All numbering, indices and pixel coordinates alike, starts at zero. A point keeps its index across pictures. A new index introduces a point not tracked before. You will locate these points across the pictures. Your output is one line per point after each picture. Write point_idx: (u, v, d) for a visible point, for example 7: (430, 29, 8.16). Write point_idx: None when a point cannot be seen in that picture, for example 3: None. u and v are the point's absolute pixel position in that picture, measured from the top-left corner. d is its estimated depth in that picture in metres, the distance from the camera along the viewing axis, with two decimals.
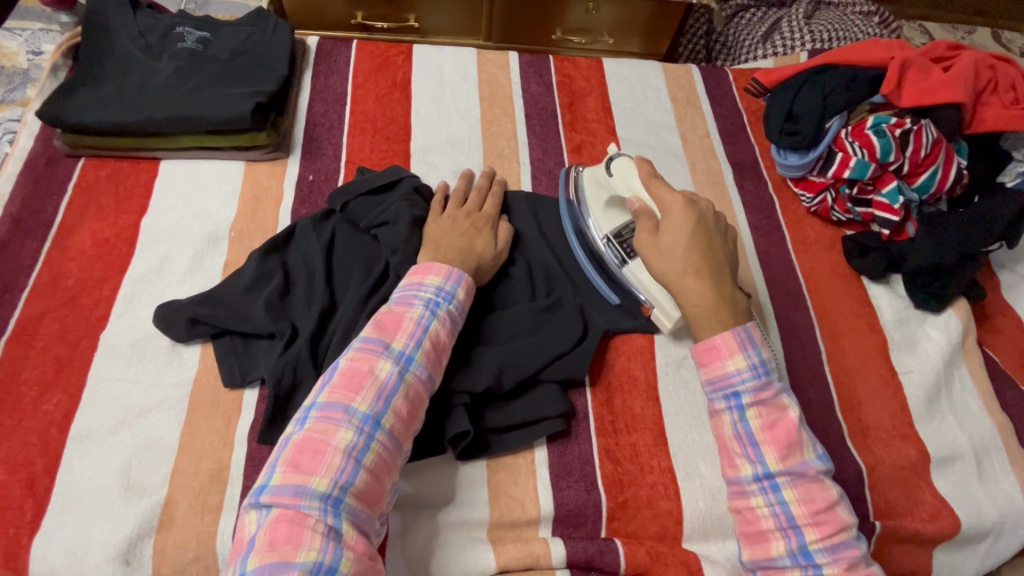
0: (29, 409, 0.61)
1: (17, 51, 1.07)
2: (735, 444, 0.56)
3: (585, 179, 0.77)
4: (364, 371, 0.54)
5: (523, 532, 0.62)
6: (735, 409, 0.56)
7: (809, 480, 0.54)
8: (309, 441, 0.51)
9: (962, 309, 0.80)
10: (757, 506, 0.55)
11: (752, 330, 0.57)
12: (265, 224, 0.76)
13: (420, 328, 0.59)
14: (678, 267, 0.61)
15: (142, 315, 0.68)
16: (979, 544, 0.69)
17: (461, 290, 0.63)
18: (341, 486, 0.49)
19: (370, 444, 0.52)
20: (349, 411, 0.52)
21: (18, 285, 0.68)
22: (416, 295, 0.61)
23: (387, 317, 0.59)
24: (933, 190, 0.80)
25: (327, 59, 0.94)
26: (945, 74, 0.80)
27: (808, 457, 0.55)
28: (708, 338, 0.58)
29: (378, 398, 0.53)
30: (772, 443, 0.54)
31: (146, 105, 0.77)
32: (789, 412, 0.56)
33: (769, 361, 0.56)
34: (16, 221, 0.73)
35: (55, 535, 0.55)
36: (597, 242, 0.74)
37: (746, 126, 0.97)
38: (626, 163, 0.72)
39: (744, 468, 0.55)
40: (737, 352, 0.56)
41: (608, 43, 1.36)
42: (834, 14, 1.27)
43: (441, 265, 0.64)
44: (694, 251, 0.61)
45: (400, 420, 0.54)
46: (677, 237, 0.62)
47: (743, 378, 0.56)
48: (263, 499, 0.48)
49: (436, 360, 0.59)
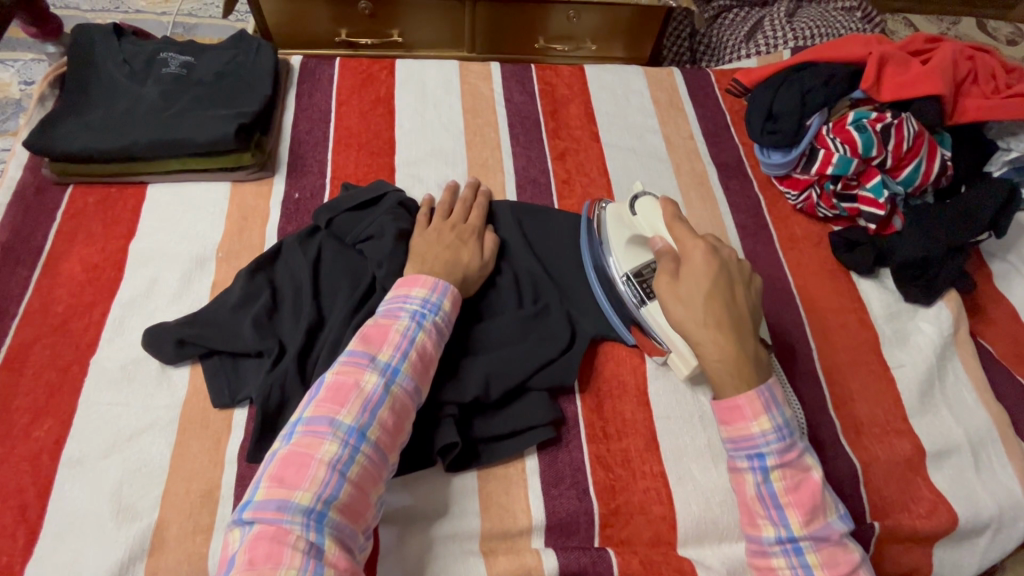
0: (21, 436, 0.61)
1: (10, 82, 1.13)
2: (758, 506, 0.57)
3: (608, 216, 0.75)
4: (350, 384, 0.55)
5: (516, 542, 0.61)
6: (759, 469, 0.57)
7: (832, 543, 0.55)
8: (294, 455, 0.51)
9: (953, 301, 0.79)
10: (779, 568, 0.55)
11: (774, 389, 0.57)
12: (252, 243, 0.77)
13: (406, 339, 0.59)
14: (699, 319, 0.60)
15: (131, 338, 0.68)
16: (979, 538, 0.68)
17: (446, 302, 0.64)
18: (325, 500, 0.49)
19: (356, 457, 0.52)
20: (334, 424, 0.52)
21: (9, 313, 0.69)
22: (402, 307, 0.62)
23: (373, 330, 0.59)
24: (918, 183, 0.80)
25: (311, 78, 0.95)
26: (923, 67, 0.80)
27: (830, 519, 0.56)
28: (731, 397, 0.58)
29: (364, 410, 0.54)
30: (797, 506, 0.55)
31: (131, 130, 0.78)
32: (812, 475, 0.57)
33: (792, 422, 0.57)
34: (6, 250, 0.74)
35: (47, 561, 0.55)
36: (616, 280, 0.72)
37: (730, 126, 0.97)
38: (651, 204, 0.71)
39: (766, 529, 0.56)
40: (761, 413, 0.57)
41: (591, 49, 1.37)
42: (817, 11, 1.28)
43: (427, 277, 0.64)
44: (715, 303, 0.60)
45: (385, 431, 0.54)
46: (698, 286, 0.61)
47: (768, 441, 0.56)
48: (246, 515, 0.48)
49: (423, 372, 0.59)
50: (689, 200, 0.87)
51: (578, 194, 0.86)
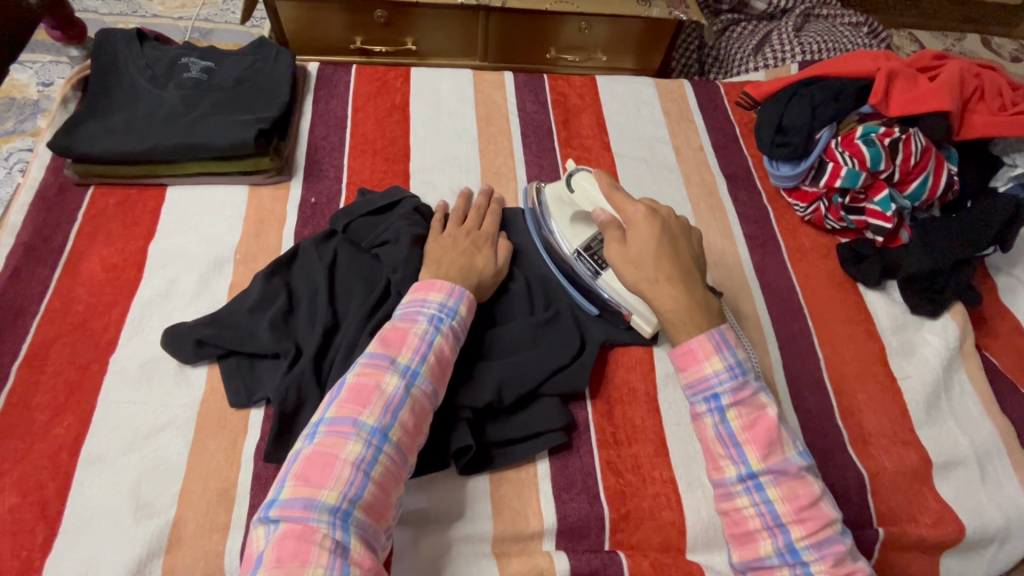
0: (41, 433, 0.62)
1: (29, 83, 1.15)
2: (719, 446, 0.57)
3: (547, 196, 0.79)
4: (371, 386, 0.55)
5: (527, 546, 0.62)
6: (715, 410, 0.57)
7: (791, 477, 0.55)
8: (318, 455, 0.52)
9: (959, 314, 0.80)
10: (743, 506, 0.56)
11: (725, 332, 0.59)
12: (269, 246, 0.78)
13: (424, 343, 0.60)
14: (651, 275, 0.63)
15: (150, 337, 0.69)
16: (984, 550, 0.68)
17: (463, 306, 0.65)
18: (350, 499, 0.50)
19: (378, 457, 0.53)
20: (357, 425, 0.53)
21: (30, 311, 0.70)
22: (420, 311, 0.63)
23: (392, 333, 0.60)
24: (924, 198, 0.81)
25: (327, 85, 0.96)
26: (931, 84, 0.81)
27: (790, 454, 0.56)
28: (685, 342, 0.60)
29: (386, 411, 0.54)
30: (754, 443, 0.56)
31: (153, 133, 0.80)
32: (767, 412, 0.57)
33: (744, 362, 0.58)
34: (28, 250, 0.75)
35: (66, 556, 0.56)
36: (569, 258, 0.75)
37: (739, 138, 0.99)
38: (586, 178, 0.75)
39: (728, 469, 0.57)
40: (713, 354, 0.58)
41: (601, 60, 1.39)
42: (824, 26, 1.30)
43: (443, 282, 0.65)
44: (663, 259, 0.63)
45: (406, 433, 0.55)
46: (645, 246, 0.64)
47: (720, 380, 0.57)
48: (272, 513, 0.49)
49: (441, 375, 0.60)
50: (699, 210, 0.88)
51: None
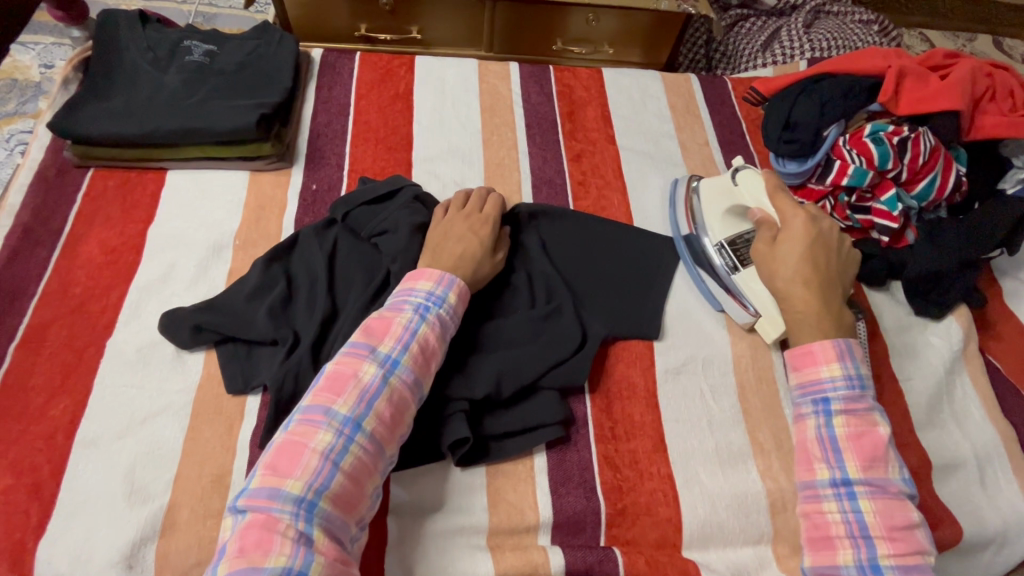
0: (36, 415, 0.62)
1: (31, 65, 1.14)
2: (816, 448, 0.58)
3: (705, 188, 0.83)
4: (348, 374, 0.55)
5: (522, 539, 0.62)
6: (823, 414, 0.59)
7: (889, 496, 0.55)
8: (288, 444, 0.51)
9: (963, 316, 0.80)
10: (829, 512, 0.56)
11: (851, 343, 0.61)
12: (269, 232, 0.78)
13: (407, 332, 0.59)
14: (788, 275, 0.65)
15: (148, 322, 0.69)
16: (983, 553, 0.68)
17: (452, 295, 0.64)
18: (315, 489, 0.49)
19: (349, 447, 0.52)
20: (330, 414, 0.53)
21: (27, 293, 0.70)
22: (406, 300, 0.62)
23: (376, 322, 0.60)
24: (931, 198, 0.80)
25: (331, 71, 0.96)
26: (941, 82, 0.80)
27: (892, 476, 0.56)
28: (805, 344, 0.62)
29: (360, 401, 0.54)
30: (856, 453, 0.56)
31: (153, 115, 0.79)
32: (879, 430, 0.57)
33: (865, 377, 0.59)
34: (26, 230, 0.74)
35: (60, 539, 0.55)
36: (711, 249, 0.78)
37: (745, 134, 0.98)
38: (753, 176, 0.78)
39: (821, 472, 0.57)
40: (834, 361, 0.60)
41: (608, 53, 1.38)
42: (834, 23, 1.29)
43: (433, 270, 0.65)
44: (807, 263, 0.65)
45: (381, 423, 0.54)
46: (793, 249, 0.66)
47: (835, 386, 0.59)
48: (239, 503, 0.49)
49: (425, 365, 0.59)
50: None
51: (594, 196, 0.86)
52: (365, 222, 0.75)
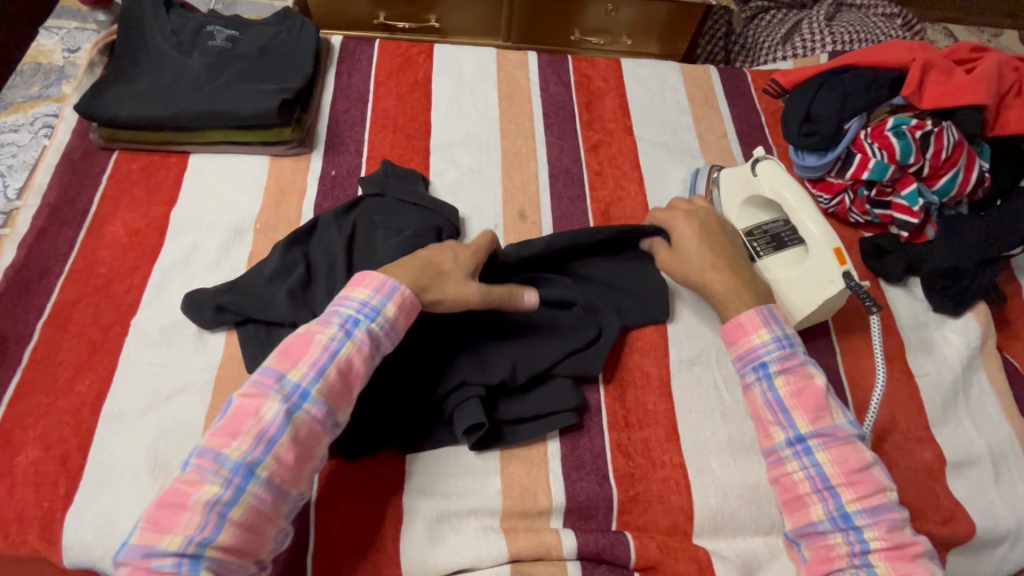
0: (63, 389, 0.63)
1: (55, 49, 1.16)
2: (767, 413, 0.59)
3: (725, 177, 0.82)
4: (249, 411, 0.51)
5: (535, 522, 0.63)
6: (764, 378, 0.60)
7: (840, 442, 0.57)
8: (171, 494, 0.48)
9: (982, 313, 0.79)
10: (793, 471, 0.57)
11: (773, 308, 0.63)
12: (289, 217, 0.79)
13: (325, 356, 0.55)
14: (698, 266, 0.68)
15: (171, 302, 0.70)
16: (995, 550, 0.68)
17: (390, 306, 0.59)
18: (197, 543, 0.47)
19: (239, 498, 0.49)
20: (219, 460, 0.49)
21: (55, 271, 0.71)
22: (337, 311, 0.58)
23: (294, 342, 0.56)
24: (953, 193, 0.79)
25: (350, 58, 0.96)
26: (967, 76, 0.79)
27: (838, 420, 0.58)
28: (732, 317, 0.64)
29: (257, 443, 0.50)
30: (802, 408, 0.58)
31: (177, 99, 0.80)
32: (815, 380, 0.59)
33: (791, 334, 0.62)
34: (53, 211, 0.76)
35: (87, 509, 0.57)
36: None
37: (765, 127, 0.97)
38: (773, 165, 0.77)
39: (777, 435, 0.58)
40: (761, 327, 0.62)
41: (626, 44, 1.37)
42: (857, 16, 1.27)
43: (374, 275, 0.60)
44: (709, 249, 0.69)
45: (282, 465, 0.51)
46: (689, 242, 0.70)
47: (768, 349, 0.61)
48: (120, 557, 0.47)
49: (341, 393, 0.55)
50: None
51: (611, 187, 0.86)
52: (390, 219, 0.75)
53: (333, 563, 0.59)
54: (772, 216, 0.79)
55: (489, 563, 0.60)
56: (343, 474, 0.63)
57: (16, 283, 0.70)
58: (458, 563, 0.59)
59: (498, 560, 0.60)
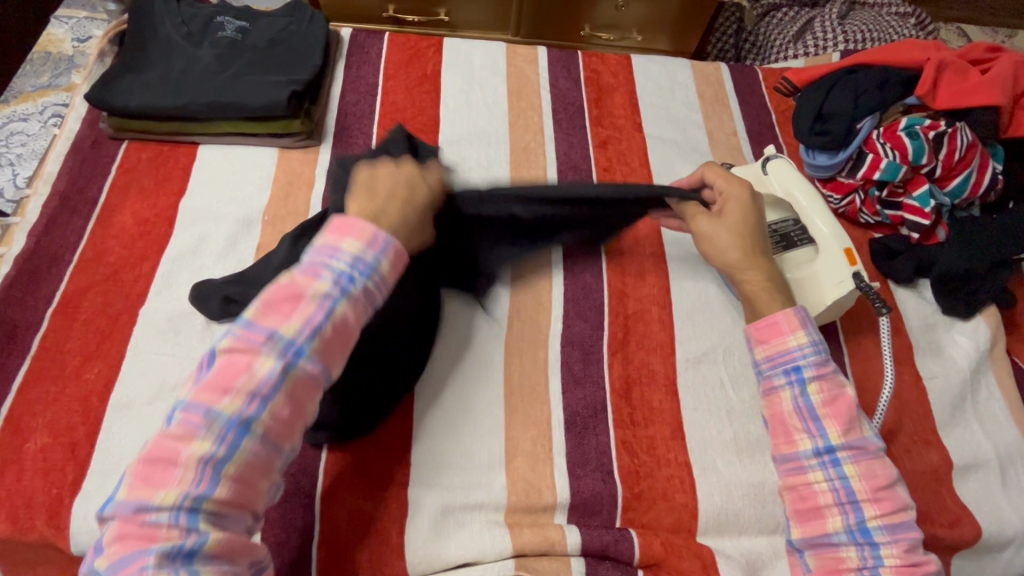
0: (72, 377, 0.64)
1: (64, 38, 1.16)
2: (796, 420, 0.60)
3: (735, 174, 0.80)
4: (240, 366, 0.46)
5: (539, 517, 0.63)
6: (796, 383, 0.61)
7: (868, 456, 0.58)
8: (159, 450, 0.43)
9: (991, 316, 0.78)
10: (816, 481, 0.58)
11: (806, 309, 0.64)
12: (297, 209, 0.79)
13: (321, 311, 0.48)
14: (744, 249, 0.66)
15: (178, 292, 0.71)
16: (1001, 554, 0.67)
17: (386, 261, 0.52)
18: (194, 498, 0.43)
19: (234, 454, 0.44)
20: (211, 416, 0.44)
21: (64, 260, 0.72)
22: (327, 264, 0.50)
23: (281, 293, 0.49)
24: (966, 194, 0.79)
25: (359, 51, 0.96)
26: (982, 77, 0.78)
27: (867, 434, 0.59)
28: (769, 315, 0.63)
29: (251, 400, 0.45)
30: (834, 418, 0.59)
31: (186, 90, 0.80)
32: (847, 391, 0.60)
33: (826, 342, 0.62)
34: (63, 199, 0.76)
35: (95, 497, 0.58)
36: None
37: (775, 125, 0.96)
38: (784, 166, 0.77)
39: (804, 443, 0.59)
40: (798, 329, 0.62)
41: (636, 40, 1.37)
42: (870, 15, 1.26)
43: (365, 225, 0.52)
44: (756, 237, 0.67)
45: (278, 421, 0.46)
46: (742, 219, 0.67)
47: (804, 354, 0.61)
48: (106, 512, 0.43)
49: (337, 347, 0.50)
50: None
51: (619, 183, 0.86)
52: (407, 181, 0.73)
53: (337, 555, 0.59)
54: (781, 217, 0.76)
55: (493, 558, 0.60)
56: (347, 468, 0.63)
57: (26, 271, 0.70)
58: (463, 557, 0.60)
59: (502, 555, 0.60)
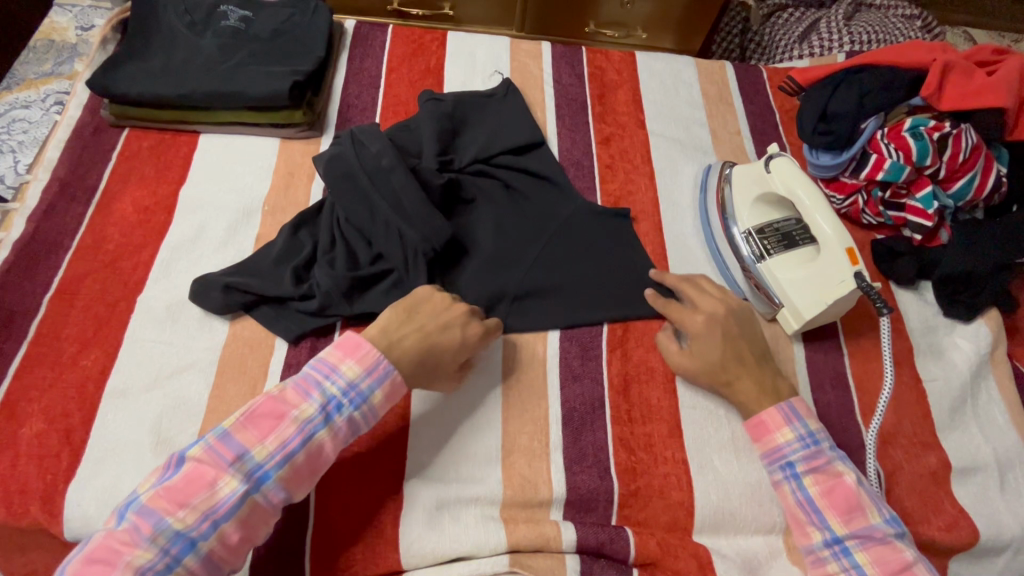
0: (69, 364, 0.64)
1: (68, 26, 1.16)
2: (801, 513, 0.60)
3: (739, 174, 0.81)
4: (206, 480, 0.50)
5: (535, 513, 0.63)
6: (792, 477, 0.61)
7: (877, 542, 0.57)
8: (104, 548, 0.47)
9: (993, 319, 0.78)
10: (834, 574, 0.58)
11: (794, 403, 0.63)
12: (297, 200, 0.78)
13: (300, 435, 0.53)
14: (719, 375, 0.66)
15: (176, 281, 0.70)
16: (998, 557, 0.67)
17: (377, 393, 0.58)
18: None
19: (174, 566, 0.47)
20: (159, 526, 0.48)
21: (63, 246, 0.72)
22: (319, 386, 0.56)
23: (264, 411, 0.54)
24: (969, 197, 0.78)
25: (363, 42, 0.95)
26: (988, 78, 0.78)
27: (874, 519, 0.58)
28: (756, 415, 0.64)
29: (206, 517, 0.49)
30: (833, 508, 0.59)
31: (187, 79, 0.80)
32: (845, 479, 0.60)
33: (816, 432, 0.62)
34: (63, 186, 0.76)
35: (89, 483, 0.57)
36: (738, 236, 0.78)
37: (778, 125, 0.96)
38: (787, 163, 0.76)
39: (814, 536, 0.59)
40: (784, 425, 0.62)
41: (641, 38, 1.37)
42: (875, 16, 1.25)
43: (370, 352, 0.58)
44: (732, 357, 0.66)
45: (224, 543, 0.50)
46: (713, 348, 0.66)
47: (793, 449, 0.61)
48: None
49: (303, 475, 0.54)
50: None
51: (621, 180, 0.85)
52: (461, 143, 0.82)
53: (334, 545, 0.59)
54: (785, 216, 0.78)
55: (487, 553, 0.60)
56: (343, 459, 0.63)
57: (25, 257, 0.70)
58: (457, 552, 0.59)
59: (496, 550, 0.60)
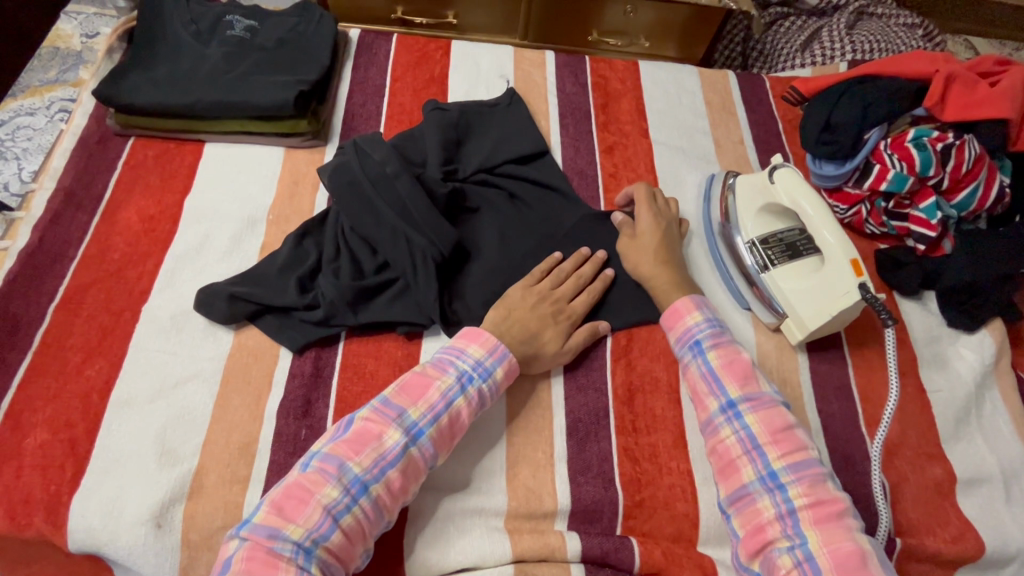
0: (73, 374, 0.63)
1: (72, 34, 1.17)
2: (702, 384, 0.64)
3: (742, 184, 0.81)
4: (373, 434, 0.55)
5: (539, 523, 0.62)
6: (699, 353, 0.65)
7: (765, 406, 0.61)
8: (298, 488, 0.52)
9: (997, 330, 0.78)
10: (725, 437, 0.60)
11: (704, 296, 0.70)
12: (302, 208, 0.78)
13: (443, 401, 0.58)
14: (648, 263, 0.72)
15: (181, 290, 0.70)
16: (1004, 569, 0.67)
17: (500, 370, 0.62)
18: (313, 538, 0.50)
19: (352, 506, 0.52)
20: (342, 470, 0.53)
21: (68, 256, 0.72)
22: (454, 362, 0.61)
23: (415, 380, 0.59)
24: (972, 208, 0.78)
25: (368, 51, 0.96)
26: (991, 89, 0.78)
27: (764, 389, 0.63)
28: (671, 305, 0.69)
29: (376, 464, 0.54)
30: (731, 376, 0.63)
31: (193, 88, 0.80)
32: (742, 354, 0.64)
33: (721, 318, 0.68)
34: (68, 195, 0.76)
35: (94, 494, 0.57)
36: (741, 247, 0.78)
37: (781, 134, 0.96)
38: (791, 174, 0.75)
39: (711, 404, 0.63)
40: (694, 309, 0.68)
41: (643, 46, 1.37)
42: (877, 25, 1.26)
43: (490, 337, 0.63)
44: (661, 251, 0.73)
45: (389, 491, 0.54)
46: (652, 241, 0.73)
47: (701, 328, 0.66)
48: (241, 532, 0.50)
49: (446, 439, 0.58)
50: None
51: (625, 189, 0.85)
52: (465, 153, 0.83)
53: None
54: (788, 225, 0.78)
55: (492, 563, 0.59)
56: None
57: (29, 267, 0.70)
58: (462, 562, 0.59)
59: (501, 560, 0.59)
